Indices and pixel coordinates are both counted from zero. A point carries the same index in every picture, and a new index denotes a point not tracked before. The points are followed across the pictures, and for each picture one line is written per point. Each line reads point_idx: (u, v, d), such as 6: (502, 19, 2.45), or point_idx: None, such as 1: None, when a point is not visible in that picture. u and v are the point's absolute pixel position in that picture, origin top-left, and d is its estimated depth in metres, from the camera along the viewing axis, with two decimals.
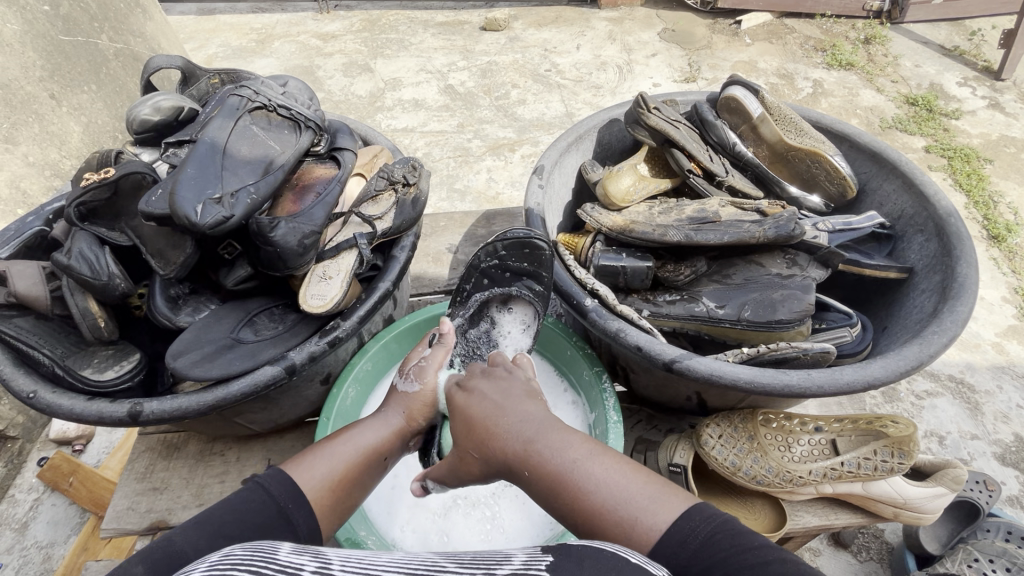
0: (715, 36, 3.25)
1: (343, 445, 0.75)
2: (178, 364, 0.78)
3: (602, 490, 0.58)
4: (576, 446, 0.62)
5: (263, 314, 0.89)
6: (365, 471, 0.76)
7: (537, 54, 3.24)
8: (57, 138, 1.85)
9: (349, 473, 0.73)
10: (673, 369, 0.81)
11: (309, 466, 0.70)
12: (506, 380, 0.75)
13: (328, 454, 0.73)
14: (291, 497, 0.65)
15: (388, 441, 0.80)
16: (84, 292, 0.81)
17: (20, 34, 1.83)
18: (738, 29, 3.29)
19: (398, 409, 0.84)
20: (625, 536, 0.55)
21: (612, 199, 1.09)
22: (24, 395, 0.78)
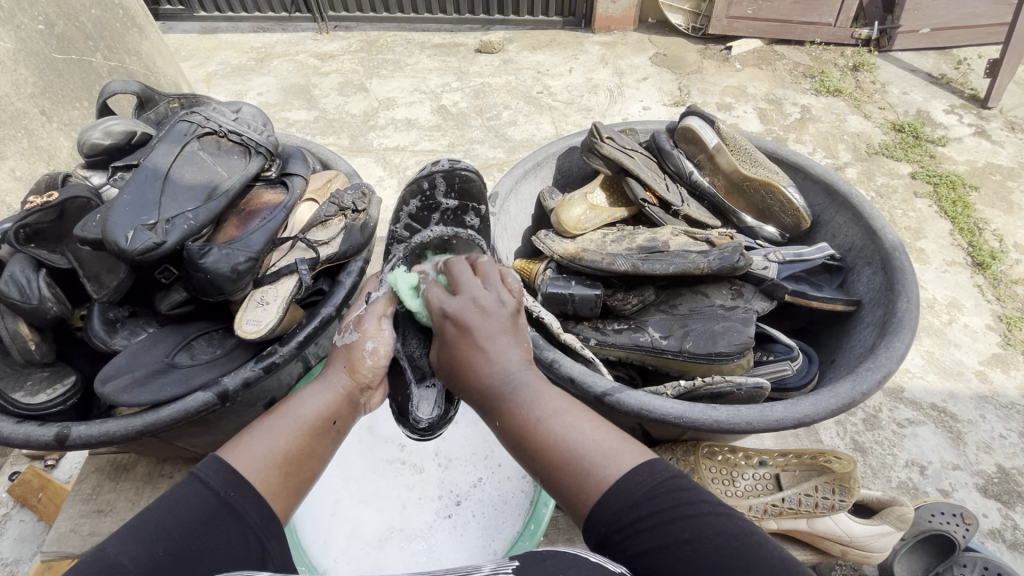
0: (706, 62, 3.31)
1: (282, 419, 0.70)
2: (106, 390, 0.78)
3: (568, 440, 0.59)
4: (551, 401, 0.62)
5: (201, 338, 0.89)
6: (314, 442, 0.71)
7: (530, 76, 3.30)
8: (45, 153, 1.91)
9: (294, 449, 0.67)
10: (604, 402, 0.80)
11: (247, 449, 0.65)
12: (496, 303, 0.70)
13: (268, 431, 0.68)
14: (232, 486, 0.60)
15: (336, 404, 0.76)
16: (16, 316, 0.82)
17: (14, 52, 1.84)
18: (728, 55, 3.34)
19: (341, 367, 0.79)
20: (581, 488, 0.57)
21: (564, 226, 1.11)
22: None
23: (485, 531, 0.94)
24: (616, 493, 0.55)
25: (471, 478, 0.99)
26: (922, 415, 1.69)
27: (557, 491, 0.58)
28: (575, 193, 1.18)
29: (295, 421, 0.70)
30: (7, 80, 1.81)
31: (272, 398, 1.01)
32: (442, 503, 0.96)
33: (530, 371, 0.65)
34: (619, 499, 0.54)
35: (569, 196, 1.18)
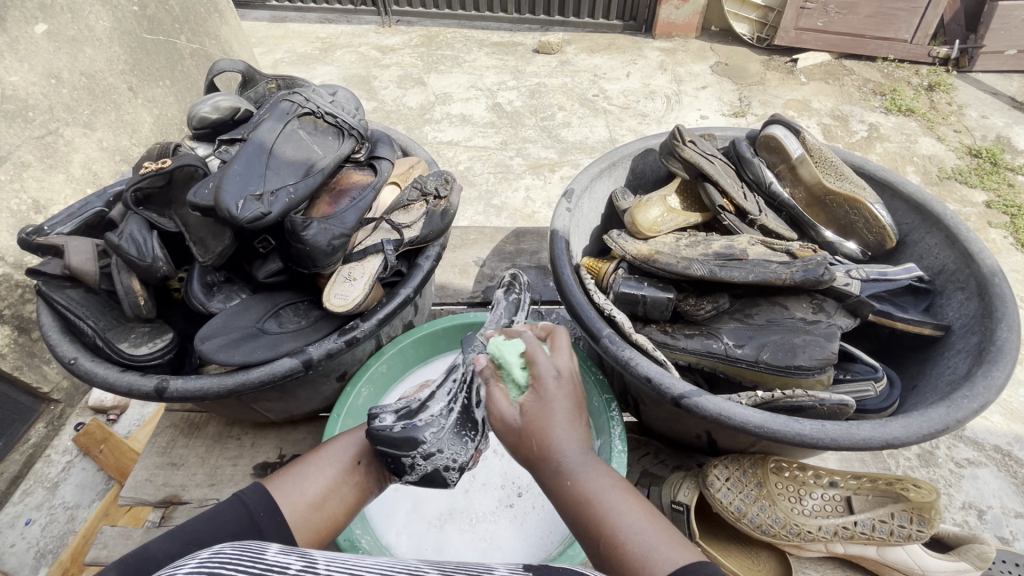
0: (770, 74, 3.23)
1: (321, 458, 0.86)
2: (205, 347, 0.83)
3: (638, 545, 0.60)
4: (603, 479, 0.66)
5: (289, 308, 0.94)
6: (344, 483, 0.86)
7: (586, 81, 3.37)
8: (129, 126, 2.23)
9: (322, 489, 0.83)
10: (681, 404, 0.82)
11: (289, 484, 0.82)
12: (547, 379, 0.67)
13: (304, 473, 0.84)
14: (264, 509, 0.78)
15: (362, 450, 0.89)
16: (130, 272, 0.89)
17: (111, 31, 2.21)
18: (795, 67, 3.26)
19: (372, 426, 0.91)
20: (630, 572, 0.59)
21: (639, 227, 1.11)
22: (66, 360, 0.85)
23: (543, 523, 1.01)
24: None
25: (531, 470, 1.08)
26: (984, 458, 1.57)
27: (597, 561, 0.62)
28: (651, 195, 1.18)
29: (332, 462, 0.86)
30: (102, 55, 2.15)
31: (343, 371, 1.07)
32: (504, 492, 1.06)
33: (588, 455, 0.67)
34: None
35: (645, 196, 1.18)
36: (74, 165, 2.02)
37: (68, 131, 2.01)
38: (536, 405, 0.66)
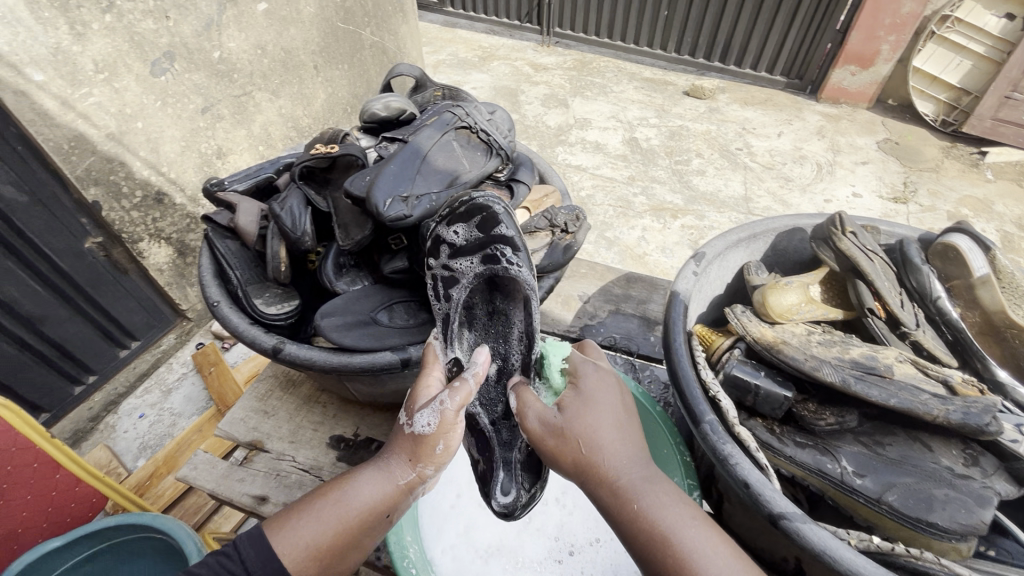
0: (948, 162, 4.01)
1: (333, 506, 0.85)
2: (325, 324, 0.91)
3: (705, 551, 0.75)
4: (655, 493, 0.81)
5: (402, 305, 1.00)
6: (356, 526, 0.85)
7: (734, 132, 4.34)
8: (305, 99, 3.03)
9: (327, 540, 0.83)
10: (776, 524, 0.73)
11: (293, 535, 0.83)
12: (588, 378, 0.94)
13: (311, 519, 0.84)
14: (261, 566, 0.81)
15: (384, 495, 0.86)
16: (280, 239, 1.00)
17: (313, 18, 2.91)
18: (982, 159, 4.03)
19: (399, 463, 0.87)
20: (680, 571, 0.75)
21: (770, 310, 1.01)
22: (210, 300, 0.96)
23: None
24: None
25: (587, 536, 1.30)
26: None
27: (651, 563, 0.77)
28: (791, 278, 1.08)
29: (342, 507, 0.85)
30: (300, 36, 2.85)
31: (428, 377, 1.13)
32: (554, 547, 1.29)
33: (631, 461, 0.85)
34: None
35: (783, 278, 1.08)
36: (258, 120, 2.79)
37: (258, 95, 2.75)
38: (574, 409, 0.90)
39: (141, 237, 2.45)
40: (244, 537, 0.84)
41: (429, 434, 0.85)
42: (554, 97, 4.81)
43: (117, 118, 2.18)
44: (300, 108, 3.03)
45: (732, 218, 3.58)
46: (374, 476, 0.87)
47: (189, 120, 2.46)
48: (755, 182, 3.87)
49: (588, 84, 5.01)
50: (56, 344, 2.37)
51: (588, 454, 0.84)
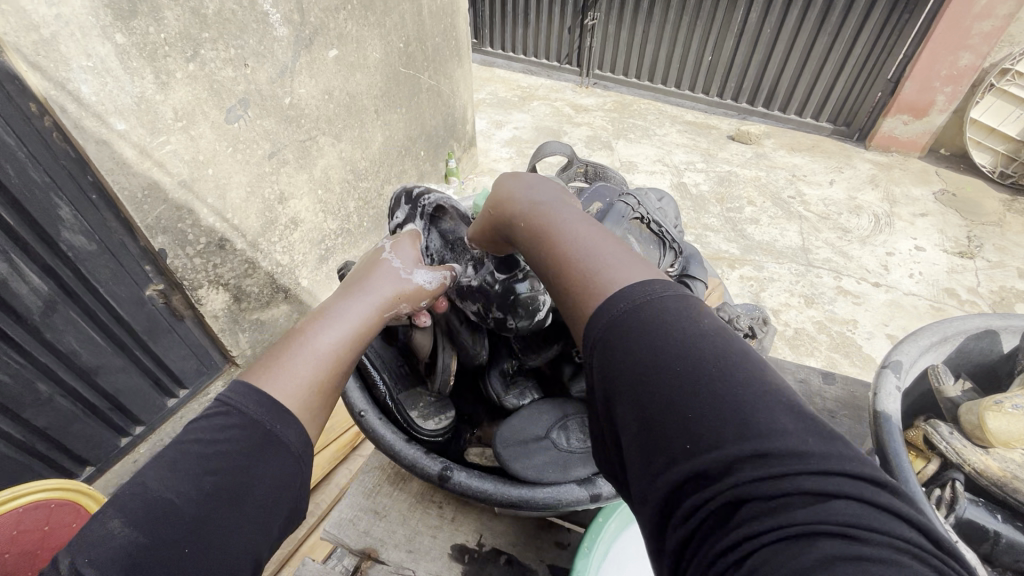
0: (1011, 215, 3.91)
1: (309, 350, 0.92)
2: (512, 463, 1.19)
3: (577, 236, 0.90)
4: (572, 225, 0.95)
5: (573, 422, 1.27)
6: (345, 354, 0.95)
7: (784, 180, 4.26)
8: (365, 141, 2.97)
9: (320, 379, 0.90)
10: None
11: (279, 379, 0.87)
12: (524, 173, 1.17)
13: (293, 360, 0.90)
14: (272, 410, 0.83)
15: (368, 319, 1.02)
16: (450, 356, 1.38)
17: (377, 62, 2.87)
18: None
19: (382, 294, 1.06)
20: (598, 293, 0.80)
21: (998, 437, 1.41)
22: (387, 439, 1.28)
23: None
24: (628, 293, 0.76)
25: None
26: None
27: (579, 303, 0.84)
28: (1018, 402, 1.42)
29: (312, 346, 0.92)
30: (366, 81, 2.81)
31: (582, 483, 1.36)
32: None
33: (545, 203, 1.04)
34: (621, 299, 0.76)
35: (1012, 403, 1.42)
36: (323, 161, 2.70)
37: (323, 139, 2.68)
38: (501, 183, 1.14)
39: (201, 284, 2.35)
40: (231, 388, 0.85)
41: (416, 280, 1.13)
42: (598, 139, 4.78)
43: (189, 166, 2.09)
44: (359, 152, 2.97)
45: (792, 270, 3.46)
46: (353, 305, 1.02)
47: (256, 165, 2.38)
48: (812, 232, 3.76)
49: (630, 126, 4.98)
50: (108, 395, 2.25)
51: (501, 206, 1.07)
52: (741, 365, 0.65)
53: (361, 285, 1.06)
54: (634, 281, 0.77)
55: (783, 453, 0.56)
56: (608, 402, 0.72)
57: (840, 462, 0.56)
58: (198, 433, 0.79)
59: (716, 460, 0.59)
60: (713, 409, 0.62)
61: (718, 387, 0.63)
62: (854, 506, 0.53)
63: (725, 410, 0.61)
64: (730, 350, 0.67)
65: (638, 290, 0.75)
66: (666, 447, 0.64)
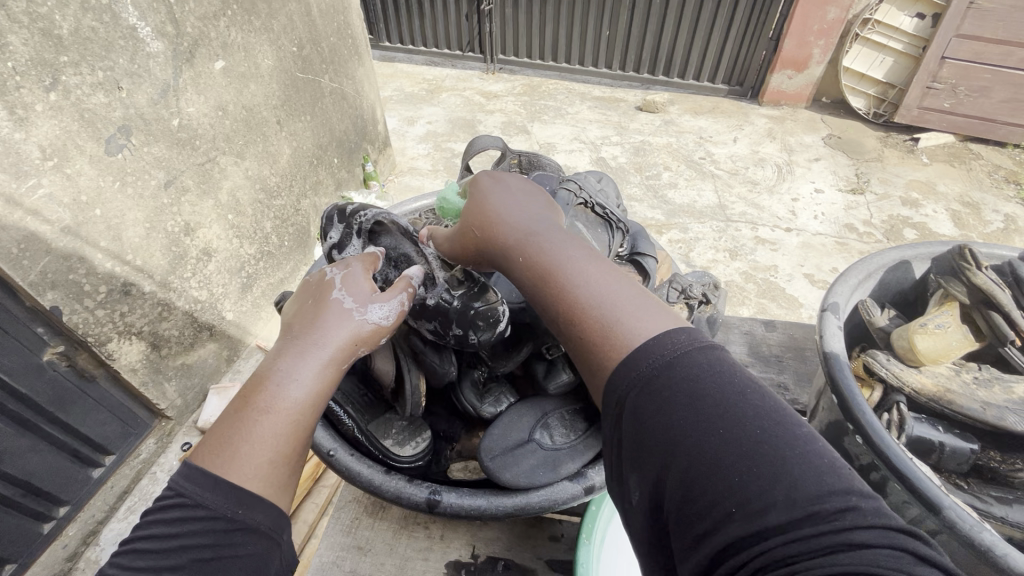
0: (887, 150, 4.37)
1: (265, 426, 0.93)
2: (504, 473, 1.18)
3: (586, 286, 0.96)
4: (581, 261, 1.01)
5: (554, 418, 1.30)
6: (307, 420, 0.97)
7: (693, 143, 4.50)
8: (272, 156, 2.77)
9: (282, 454, 0.93)
10: None
11: (240, 465, 0.89)
12: (501, 183, 1.25)
13: (252, 439, 0.91)
14: (235, 501, 0.88)
15: (326, 380, 1.00)
16: (415, 375, 1.34)
17: (271, 68, 2.67)
18: (916, 145, 4.41)
19: (343, 338, 1.04)
20: (608, 339, 0.89)
21: (924, 357, 1.61)
22: (368, 478, 1.23)
23: None
24: (645, 349, 0.84)
25: None
26: None
27: (586, 343, 0.91)
28: (941, 324, 1.62)
29: (272, 420, 0.93)
30: (262, 91, 2.61)
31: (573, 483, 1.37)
32: None
33: (543, 228, 1.11)
34: (643, 353, 0.83)
35: (936, 324, 1.62)
36: (227, 183, 2.48)
37: (224, 160, 2.47)
38: (479, 202, 1.21)
39: (109, 337, 2.09)
40: (182, 479, 0.89)
41: (376, 320, 1.08)
42: (513, 125, 4.79)
43: (72, 209, 1.85)
44: (266, 168, 2.76)
45: (713, 227, 3.66)
46: (302, 366, 0.99)
47: (152, 198, 2.14)
48: (725, 189, 4.00)
49: (542, 107, 5.03)
50: (18, 480, 1.98)
51: (488, 229, 1.14)
52: (768, 424, 0.72)
53: (316, 333, 1.03)
54: (651, 339, 0.85)
55: (834, 510, 0.62)
56: (635, 447, 0.78)
57: (879, 514, 0.62)
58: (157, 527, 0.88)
59: (761, 518, 0.64)
60: (736, 461, 0.69)
61: (760, 448, 0.69)
62: (882, 546, 0.59)
63: (735, 448, 0.70)
64: (757, 408, 0.74)
65: (660, 346, 0.83)
66: (700, 500, 0.69)
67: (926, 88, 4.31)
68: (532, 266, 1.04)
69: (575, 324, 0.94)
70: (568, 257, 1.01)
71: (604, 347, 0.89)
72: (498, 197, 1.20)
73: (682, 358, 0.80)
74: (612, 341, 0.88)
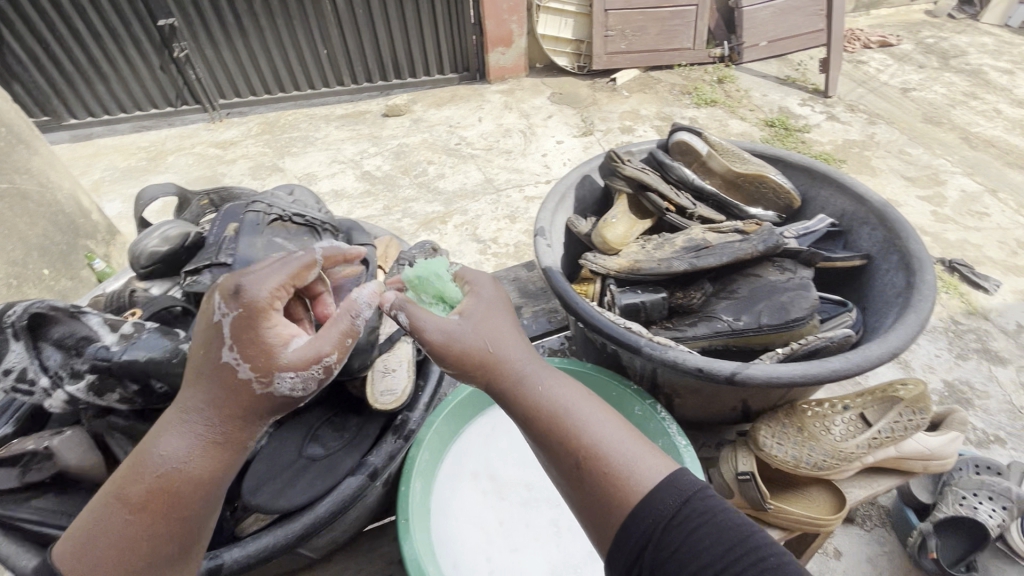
0: (598, 93, 5.16)
1: (135, 512, 0.99)
2: (272, 501, 1.32)
3: (608, 447, 1.10)
4: (586, 411, 1.15)
5: (324, 427, 1.51)
6: (188, 506, 1.02)
7: (444, 132, 4.75)
8: None
9: (139, 537, 1.00)
10: (736, 378, 1.33)
11: (107, 548, 0.99)
12: (475, 296, 1.28)
13: (116, 527, 0.99)
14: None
15: (196, 464, 1.01)
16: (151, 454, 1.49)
17: None
18: (616, 83, 5.27)
19: (208, 424, 1.02)
20: (623, 485, 1.06)
21: (613, 243, 1.72)
22: None
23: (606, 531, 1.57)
24: (653, 496, 1.03)
25: None
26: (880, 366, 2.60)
27: (599, 484, 1.08)
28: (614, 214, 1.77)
29: (157, 515, 1.00)
30: None
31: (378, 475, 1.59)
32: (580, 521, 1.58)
33: (527, 365, 1.21)
34: (651, 500, 1.03)
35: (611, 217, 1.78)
36: None
37: None
38: (464, 327, 1.21)
39: None
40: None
41: (234, 367, 0.99)
42: (263, 167, 4.48)
43: None
44: None
45: (488, 201, 3.94)
46: (178, 444, 1.00)
47: None
48: (486, 165, 4.32)
49: (288, 141, 4.79)
50: None
51: (456, 358, 1.18)
52: (742, 530, 0.97)
53: (183, 414, 1.02)
54: (655, 485, 1.05)
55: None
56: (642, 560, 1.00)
57: None
58: None
59: None
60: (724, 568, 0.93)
61: (735, 551, 0.94)
62: None
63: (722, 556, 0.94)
64: (731, 520, 0.99)
65: (662, 493, 1.03)
66: None
67: (604, 36, 5.18)
68: (537, 416, 1.16)
69: (585, 469, 1.10)
70: (577, 405, 1.16)
71: (611, 484, 1.07)
72: (468, 319, 1.23)
73: (679, 503, 1.02)
74: (625, 486, 1.06)
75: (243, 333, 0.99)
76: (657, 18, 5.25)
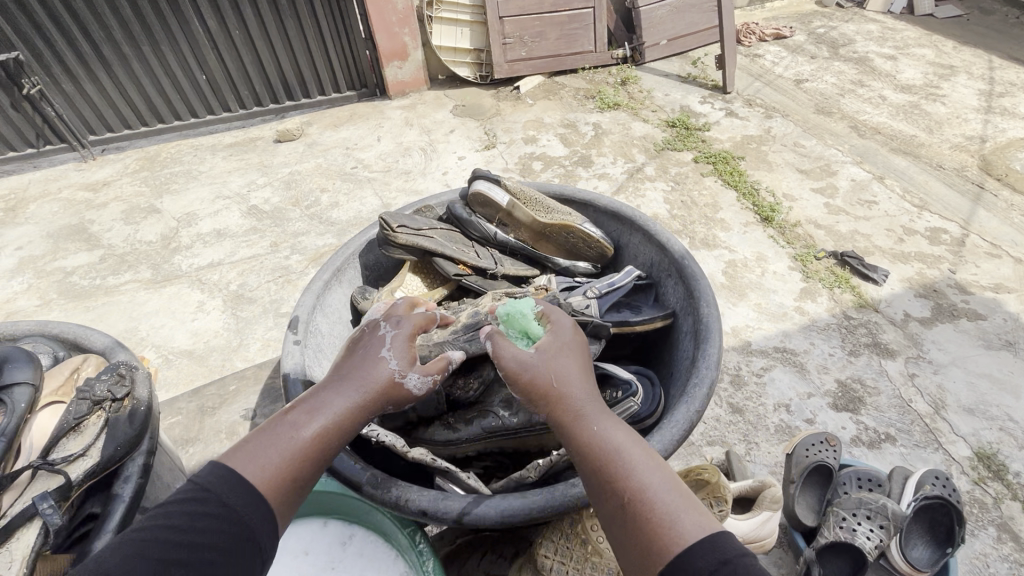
0: (502, 103, 5.02)
1: (288, 433, 1.04)
2: None
3: (655, 494, 0.96)
4: (646, 460, 1.03)
5: None
6: (300, 465, 1.03)
7: (341, 155, 4.48)
8: None
9: (271, 476, 1.00)
10: (463, 519, 1.20)
11: (241, 460, 0.99)
12: (560, 335, 1.26)
13: (268, 442, 1.02)
14: (226, 486, 0.96)
15: (343, 418, 1.10)
16: None
17: None
18: (520, 91, 5.14)
19: (358, 390, 1.13)
20: (661, 531, 0.91)
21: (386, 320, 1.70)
22: None
23: None
24: (696, 548, 0.87)
25: None
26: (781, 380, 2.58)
27: (637, 520, 0.94)
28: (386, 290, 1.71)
29: (289, 446, 1.03)
30: None
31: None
32: None
33: (595, 405, 1.13)
34: (693, 552, 0.86)
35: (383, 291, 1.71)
36: None
37: None
38: (559, 358, 1.19)
39: None
40: (202, 471, 0.98)
41: (393, 371, 1.16)
42: (138, 208, 4.08)
43: None
44: None
45: None
46: (347, 390, 1.12)
47: None
48: (384, 188, 4.09)
49: (168, 177, 4.39)
50: None
51: (535, 381, 1.13)
52: None
53: (351, 370, 1.15)
54: (701, 542, 0.88)
55: None
56: None
57: None
58: (171, 514, 0.91)
59: None
60: None
61: None
62: None
63: None
64: None
65: (711, 549, 0.86)
66: None
67: (502, 44, 5.04)
68: (598, 449, 1.05)
69: (626, 497, 0.97)
70: (635, 449, 1.04)
71: (648, 520, 0.93)
72: (560, 352, 1.20)
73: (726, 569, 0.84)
74: (671, 529, 0.90)
75: (399, 351, 1.19)
76: (555, 23, 5.15)
